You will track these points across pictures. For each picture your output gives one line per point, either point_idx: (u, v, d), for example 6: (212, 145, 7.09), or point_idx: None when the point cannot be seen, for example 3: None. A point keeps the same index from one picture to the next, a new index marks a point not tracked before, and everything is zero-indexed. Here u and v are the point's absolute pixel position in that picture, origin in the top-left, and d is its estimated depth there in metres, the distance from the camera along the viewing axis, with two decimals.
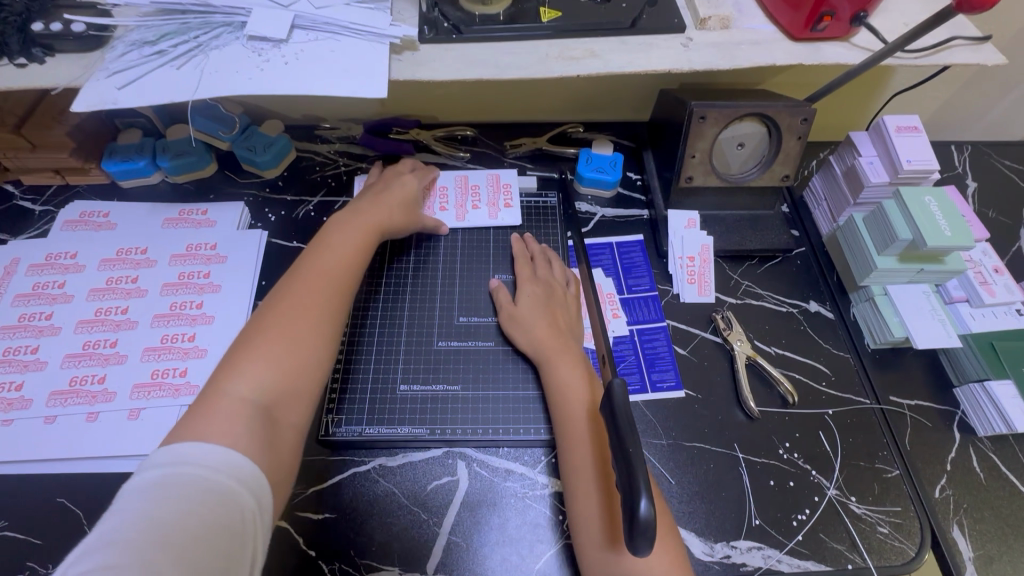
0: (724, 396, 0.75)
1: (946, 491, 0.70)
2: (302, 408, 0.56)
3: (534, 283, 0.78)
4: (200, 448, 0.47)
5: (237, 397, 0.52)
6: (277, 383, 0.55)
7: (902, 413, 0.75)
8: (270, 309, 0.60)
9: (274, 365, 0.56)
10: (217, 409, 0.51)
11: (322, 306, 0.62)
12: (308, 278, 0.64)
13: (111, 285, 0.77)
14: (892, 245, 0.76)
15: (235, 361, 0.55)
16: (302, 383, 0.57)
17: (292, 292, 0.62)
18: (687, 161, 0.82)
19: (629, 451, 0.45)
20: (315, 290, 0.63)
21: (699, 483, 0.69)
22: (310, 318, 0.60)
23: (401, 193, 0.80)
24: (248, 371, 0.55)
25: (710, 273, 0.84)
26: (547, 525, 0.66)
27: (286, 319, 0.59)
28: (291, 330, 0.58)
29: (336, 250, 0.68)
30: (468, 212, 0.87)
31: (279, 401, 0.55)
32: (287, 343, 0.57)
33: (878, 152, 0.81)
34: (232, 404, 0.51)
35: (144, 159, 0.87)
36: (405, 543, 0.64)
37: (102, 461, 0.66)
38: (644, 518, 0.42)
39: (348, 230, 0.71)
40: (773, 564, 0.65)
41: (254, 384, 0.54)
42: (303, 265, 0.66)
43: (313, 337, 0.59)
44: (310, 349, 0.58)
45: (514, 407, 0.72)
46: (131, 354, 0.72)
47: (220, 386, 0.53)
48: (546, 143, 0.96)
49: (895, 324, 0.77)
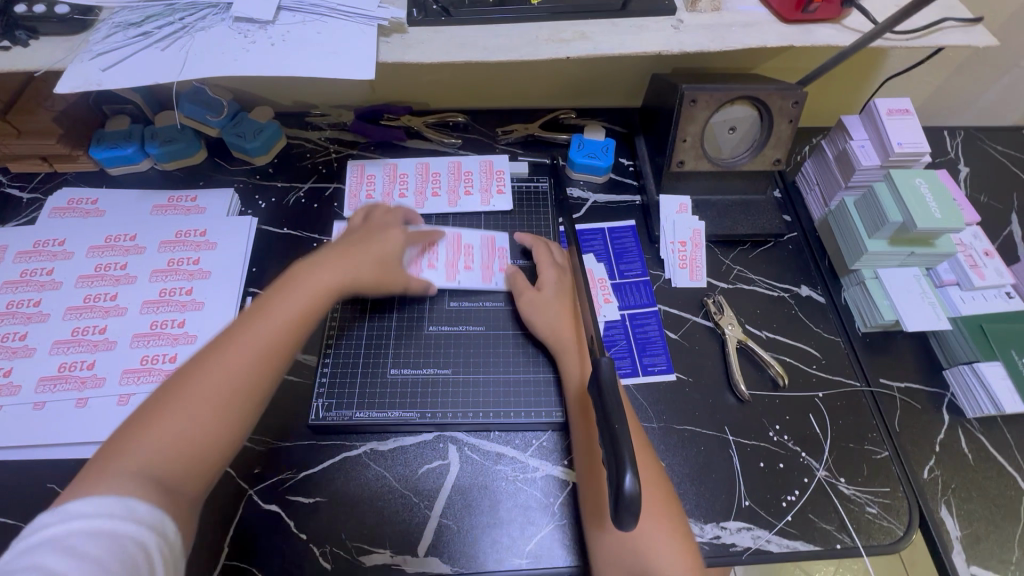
0: (715, 379, 0.76)
1: (935, 472, 0.70)
2: (204, 481, 0.51)
3: (554, 271, 0.77)
4: (93, 503, 0.43)
5: (126, 476, 0.46)
6: (173, 469, 0.48)
7: (892, 396, 0.75)
8: (186, 378, 0.52)
9: (177, 444, 0.49)
10: (106, 485, 0.45)
11: (246, 381, 0.54)
12: (233, 347, 0.54)
13: (100, 271, 0.76)
14: (883, 227, 0.76)
15: (131, 437, 0.49)
16: (209, 463, 0.51)
17: (214, 360, 0.54)
18: (679, 145, 0.81)
19: (615, 428, 0.45)
20: (240, 362, 0.54)
21: (689, 466, 0.69)
22: (225, 388, 0.52)
23: (385, 243, 0.72)
24: (143, 451, 0.48)
25: (702, 258, 0.84)
26: (537, 507, 0.66)
27: (197, 396, 0.51)
28: (205, 406, 0.51)
29: (274, 308, 0.59)
30: (458, 272, 0.79)
31: (183, 480, 0.49)
32: (197, 421, 0.51)
33: (870, 135, 0.81)
34: (119, 485, 0.45)
35: (132, 146, 0.86)
36: (397, 527, 0.64)
37: (92, 446, 0.66)
38: (629, 493, 0.41)
39: (306, 280, 0.62)
40: (762, 544, 0.65)
41: (145, 461, 0.48)
42: (236, 322, 0.57)
43: (223, 419, 0.52)
44: (223, 429, 0.52)
45: (505, 392, 0.72)
46: (121, 340, 0.71)
47: (111, 463, 0.47)
48: (538, 129, 0.95)
49: (885, 307, 0.77)
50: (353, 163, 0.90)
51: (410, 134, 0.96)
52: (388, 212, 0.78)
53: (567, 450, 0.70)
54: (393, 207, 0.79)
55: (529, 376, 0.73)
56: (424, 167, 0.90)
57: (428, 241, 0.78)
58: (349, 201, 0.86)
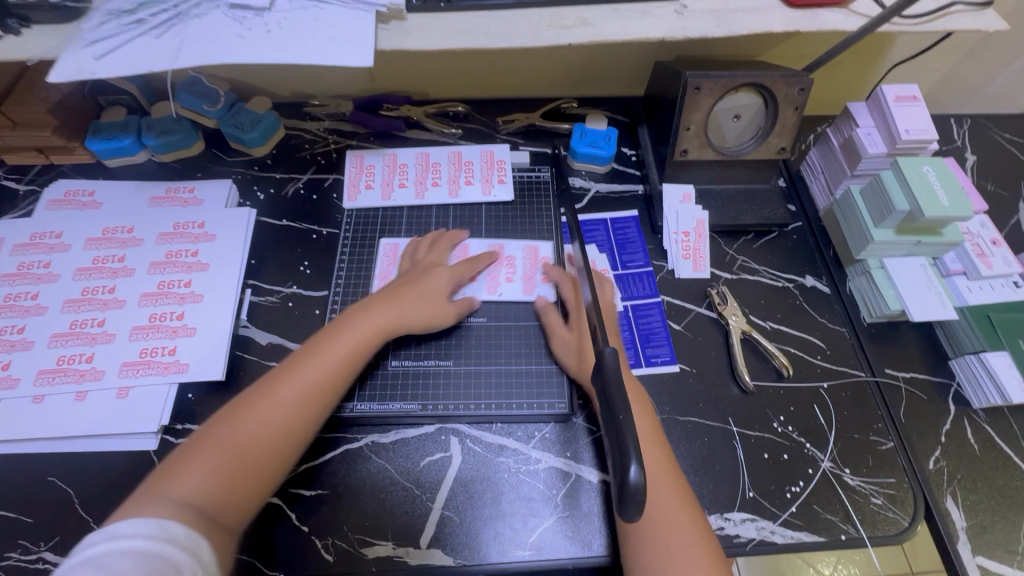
0: (719, 370, 0.75)
1: (941, 462, 0.70)
2: (242, 511, 0.53)
3: (587, 310, 0.73)
4: (136, 524, 0.44)
5: (170, 498, 0.49)
6: (211, 499, 0.51)
7: (898, 386, 0.75)
8: (235, 415, 0.56)
9: (219, 473, 0.52)
10: (150, 504, 0.48)
11: (289, 419, 0.57)
12: (279, 388, 0.58)
13: (97, 264, 0.76)
14: (889, 216, 0.75)
15: (178, 465, 0.52)
16: (246, 496, 0.53)
17: (261, 399, 0.57)
18: (682, 133, 0.80)
19: (620, 418, 0.44)
20: (284, 401, 0.58)
21: (692, 457, 0.69)
22: (272, 417, 0.57)
23: (426, 284, 0.72)
24: (186, 478, 0.51)
25: (705, 248, 0.83)
26: (540, 499, 0.66)
27: (244, 429, 0.55)
28: (249, 440, 0.55)
29: (318, 353, 0.62)
30: (500, 285, 0.78)
31: (221, 509, 0.51)
32: (244, 448, 0.54)
33: (876, 122, 0.79)
34: (161, 506, 0.48)
35: (129, 137, 0.85)
36: (399, 519, 0.64)
37: (93, 439, 0.65)
38: (634, 483, 0.40)
39: (352, 327, 0.65)
40: (766, 535, 0.65)
41: (194, 481, 0.51)
42: (282, 365, 0.61)
43: (264, 455, 0.55)
44: (262, 463, 0.55)
45: (503, 382, 0.72)
46: (119, 333, 0.71)
47: (159, 487, 0.50)
48: (539, 118, 0.94)
49: (891, 297, 0.76)
50: (352, 153, 0.89)
51: (410, 124, 0.95)
52: (432, 248, 0.78)
53: (570, 442, 0.69)
54: (438, 239, 0.79)
55: (535, 367, 0.73)
56: (424, 158, 0.89)
57: (473, 267, 0.76)
58: (348, 191, 0.85)
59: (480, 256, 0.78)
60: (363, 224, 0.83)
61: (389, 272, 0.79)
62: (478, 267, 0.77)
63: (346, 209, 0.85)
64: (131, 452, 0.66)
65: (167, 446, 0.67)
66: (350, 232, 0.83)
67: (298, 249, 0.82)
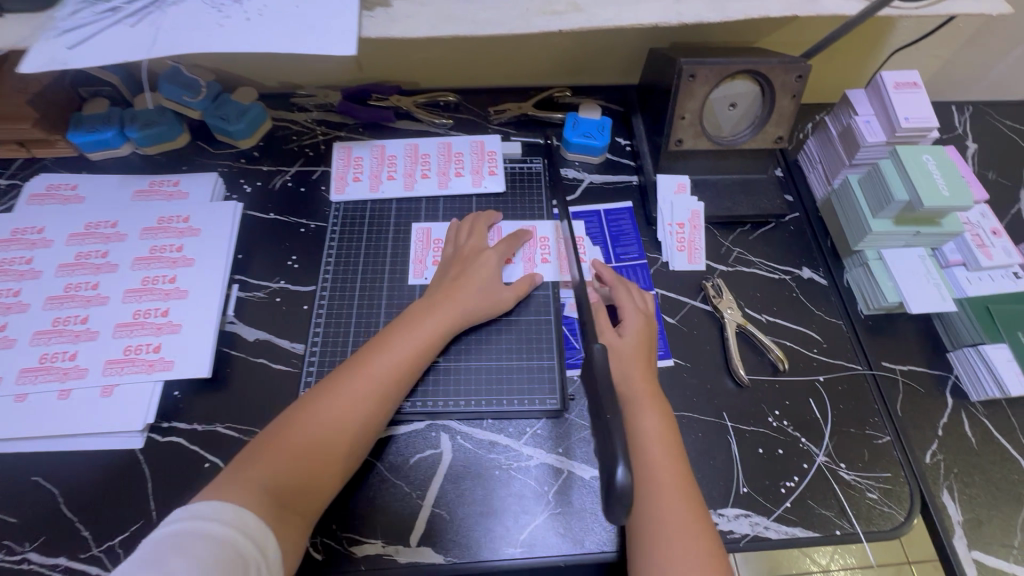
0: (714, 364, 0.74)
1: (938, 456, 0.69)
2: (316, 500, 0.57)
3: (639, 318, 0.70)
4: (215, 506, 0.50)
5: (255, 483, 0.53)
6: (290, 487, 0.55)
7: (895, 379, 0.74)
8: (312, 408, 0.60)
9: (297, 463, 0.56)
10: (236, 488, 0.52)
11: (361, 416, 0.61)
12: (353, 385, 0.62)
13: (80, 260, 0.74)
14: (888, 206, 0.73)
15: (263, 450, 0.56)
16: (320, 486, 0.57)
17: (336, 394, 0.61)
18: (677, 123, 0.78)
19: (608, 418, 0.43)
20: (357, 399, 0.61)
21: (686, 452, 0.68)
22: (343, 415, 0.60)
23: (480, 277, 0.72)
24: (268, 465, 0.55)
25: (700, 240, 0.82)
26: (532, 497, 0.65)
27: (320, 422, 0.59)
28: (324, 434, 0.59)
29: (389, 351, 0.65)
30: (537, 265, 0.78)
31: (297, 497, 0.55)
32: (317, 442, 0.58)
33: (876, 110, 0.77)
34: (246, 491, 0.52)
35: (112, 129, 0.83)
36: (389, 517, 0.63)
37: (77, 438, 0.64)
38: (622, 485, 0.39)
39: (419, 326, 0.67)
40: (760, 531, 0.64)
41: (273, 471, 0.55)
42: (355, 360, 0.64)
43: (337, 449, 0.59)
44: (334, 456, 0.59)
45: (492, 379, 0.70)
46: (103, 330, 0.70)
47: (246, 469, 0.55)
48: (532, 109, 0.93)
49: (889, 288, 0.75)
50: (339, 145, 0.87)
51: (399, 114, 0.93)
52: (473, 232, 0.77)
53: (563, 438, 0.68)
54: (476, 220, 0.79)
55: (533, 364, 0.72)
56: (413, 149, 0.87)
57: (514, 245, 0.77)
58: (336, 184, 0.84)
59: (518, 233, 0.78)
60: (351, 218, 0.82)
61: (424, 256, 0.79)
62: (517, 247, 0.78)
63: (334, 202, 0.83)
64: (116, 451, 0.65)
65: (152, 444, 0.66)
66: (338, 226, 0.81)
67: (286, 243, 0.81)
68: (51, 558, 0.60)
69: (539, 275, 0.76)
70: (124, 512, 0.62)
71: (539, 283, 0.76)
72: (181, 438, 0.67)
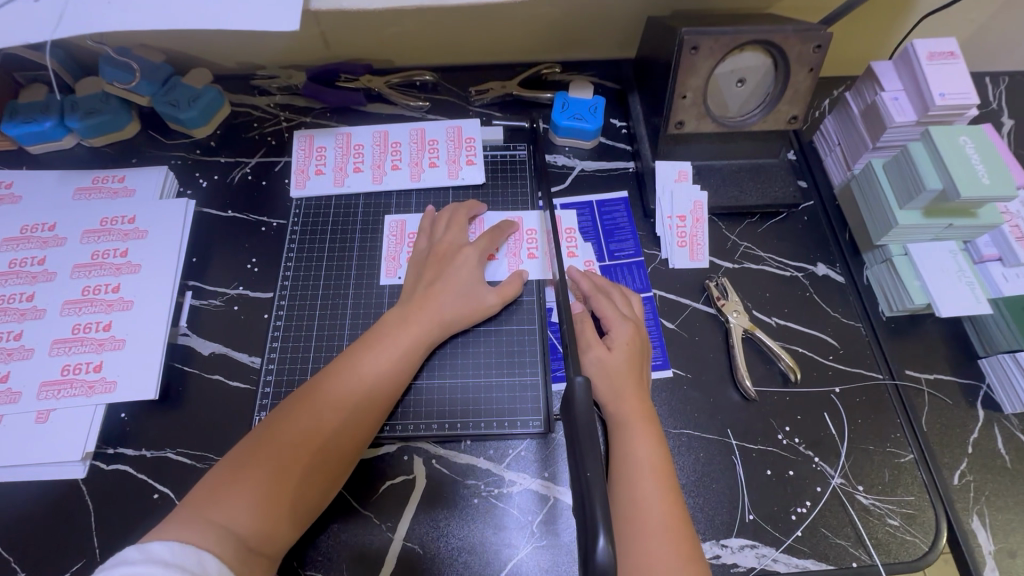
0: (718, 375, 0.67)
1: (967, 477, 0.62)
2: (286, 538, 0.50)
3: (628, 326, 0.62)
4: (176, 548, 0.42)
5: (214, 525, 0.46)
6: (256, 527, 0.48)
7: (919, 390, 0.66)
8: (278, 434, 0.53)
9: (262, 499, 0.49)
10: (192, 532, 0.45)
11: (334, 442, 0.54)
12: (324, 405, 0.55)
13: (14, 268, 0.67)
14: (918, 196, 0.65)
15: (220, 486, 0.49)
16: (290, 523, 0.51)
17: (305, 418, 0.54)
18: (678, 102, 0.69)
19: (587, 476, 0.40)
20: (330, 422, 0.54)
21: (686, 475, 0.61)
22: (314, 441, 0.53)
23: (459, 279, 0.64)
24: (227, 504, 0.48)
25: (703, 234, 0.74)
26: (513, 529, 0.58)
27: (289, 450, 0.52)
28: (293, 463, 0.51)
29: (363, 366, 0.58)
30: (522, 262, 0.70)
31: (263, 539, 0.48)
32: (286, 474, 0.51)
33: (905, 84, 0.69)
34: (204, 536, 0.45)
35: (51, 120, 0.75)
36: (356, 554, 0.57)
37: (10, 469, 0.58)
38: (603, 561, 0.36)
39: (396, 337, 0.60)
40: (768, 564, 0.58)
41: (236, 512, 0.48)
42: (322, 377, 0.57)
43: (308, 480, 0.52)
44: (304, 489, 0.52)
45: (470, 397, 0.64)
46: (38, 348, 0.63)
47: (201, 510, 0.47)
48: (517, 87, 0.83)
49: (915, 289, 0.67)
50: (301, 133, 0.79)
51: (371, 97, 0.84)
52: (452, 225, 0.69)
53: (549, 462, 0.62)
54: (455, 212, 0.70)
55: (517, 379, 0.65)
56: (382, 136, 0.78)
57: (496, 240, 0.69)
58: (297, 177, 0.76)
59: (501, 225, 0.70)
60: (314, 215, 0.74)
61: (397, 253, 0.71)
62: (500, 241, 0.70)
63: (295, 198, 0.75)
64: (56, 483, 0.59)
65: (96, 473, 0.60)
66: (300, 225, 0.73)
67: (245, 244, 0.73)
68: None
69: (525, 272, 0.68)
70: (63, 550, 0.57)
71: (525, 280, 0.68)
72: (128, 465, 0.60)
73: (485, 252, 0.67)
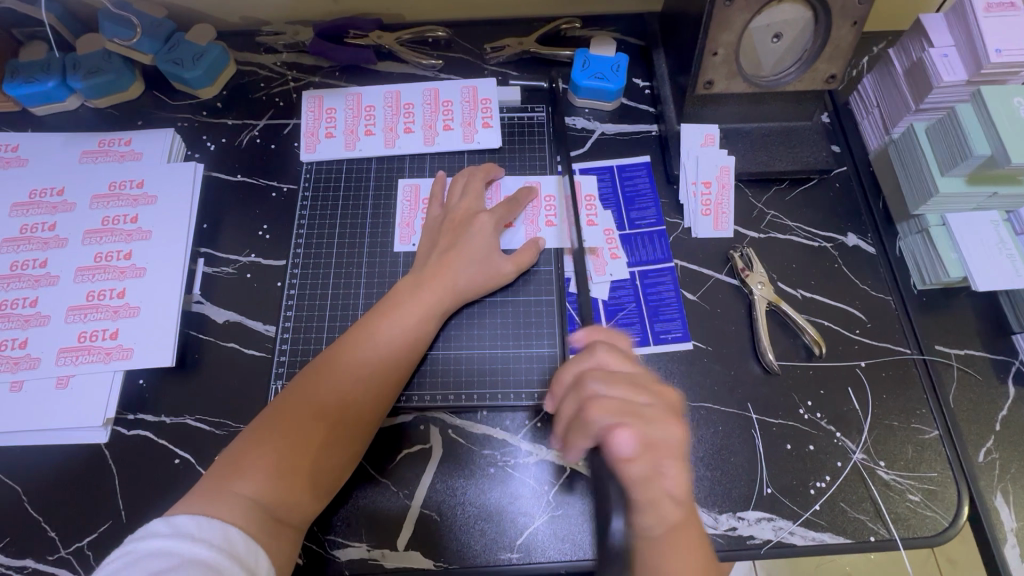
0: (740, 348, 0.65)
1: (992, 455, 0.61)
2: (311, 509, 0.51)
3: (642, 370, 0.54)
4: (203, 523, 0.44)
5: (239, 497, 0.47)
6: (281, 494, 0.49)
7: (948, 365, 0.64)
8: (297, 405, 0.53)
9: (283, 470, 0.49)
10: (216, 505, 0.46)
11: (352, 413, 0.54)
12: (341, 377, 0.54)
13: (26, 233, 0.67)
14: (962, 163, 0.61)
15: (242, 458, 0.49)
16: (314, 492, 0.51)
17: (323, 390, 0.53)
18: (708, 60, 0.65)
19: None
20: (348, 393, 0.54)
21: (704, 448, 0.60)
22: (332, 413, 0.53)
23: (474, 246, 0.62)
24: (250, 474, 0.48)
25: (729, 202, 0.70)
26: (528, 497, 0.59)
27: (308, 422, 0.52)
28: (312, 435, 0.51)
29: (378, 337, 0.57)
30: (540, 230, 0.68)
31: (288, 508, 0.49)
32: (308, 445, 0.51)
33: (956, 40, 0.64)
34: (228, 508, 0.46)
35: (53, 80, 0.72)
36: (374, 517, 0.58)
37: (32, 434, 0.59)
38: None
39: (410, 305, 0.59)
40: (784, 537, 0.57)
41: (260, 481, 0.48)
42: (337, 349, 0.56)
43: (329, 450, 0.52)
44: (326, 460, 0.52)
45: (485, 369, 0.63)
46: (55, 315, 0.63)
47: (225, 482, 0.48)
48: (535, 44, 0.79)
49: (951, 261, 0.64)
50: (309, 93, 0.76)
51: (382, 54, 0.80)
52: (468, 191, 0.66)
53: None
54: (471, 177, 0.68)
55: (533, 351, 0.64)
56: (394, 97, 0.75)
57: (514, 207, 0.66)
58: (306, 141, 0.73)
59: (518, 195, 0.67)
60: (325, 180, 0.72)
61: (412, 218, 0.69)
62: (517, 209, 0.67)
63: (305, 162, 0.73)
64: (79, 446, 0.60)
65: (116, 439, 0.61)
66: (310, 191, 0.71)
67: (255, 210, 0.72)
68: (17, 560, 0.56)
69: (543, 240, 0.66)
70: (90, 511, 0.58)
71: (542, 248, 0.66)
72: (148, 431, 0.61)
73: (501, 220, 0.65)
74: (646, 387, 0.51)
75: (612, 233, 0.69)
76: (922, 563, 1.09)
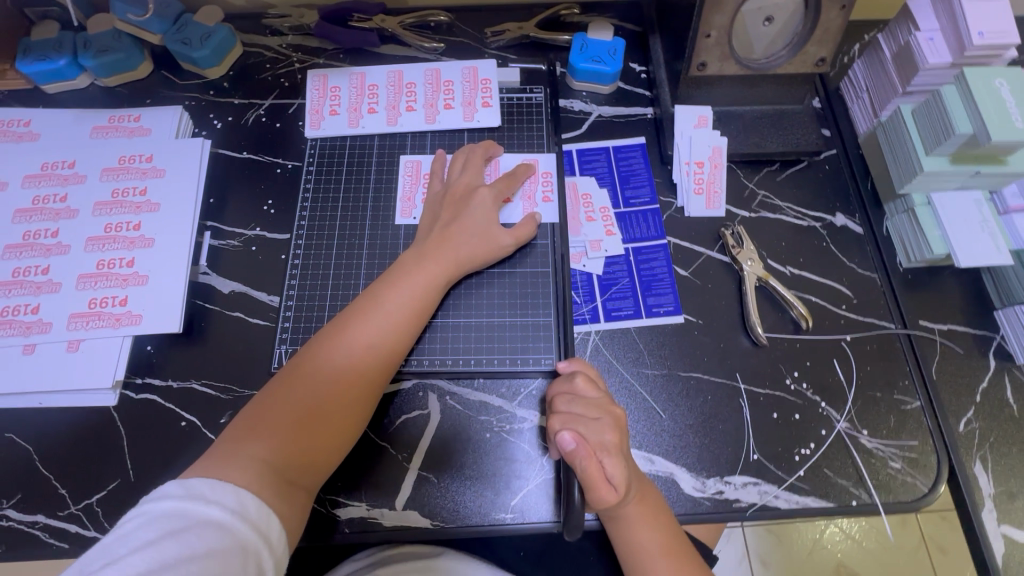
0: (729, 321, 0.67)
1: (972, 425, 0.63)
2: (321, 469, 0.53)
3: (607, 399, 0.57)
4: (216, 486, 0.45)
5: (252, 460, 0.49)
6: (292, 456, 0.51)
7: (932, 339, 0.66)
8: (307, 373, 0.55)
9: (294, 434, 0.52)
10: (227, 468, 0.48)
11: (359, 379, 0.56)
12: (352, 343, 0.56)
13: (38, 205, 0.69)
14: (946, 141, 0.63)
15: (256, 421, 0.52)
16: (325, 456, 0.53)
17: (331, 357, 0.56)
18: (701, 42, 0.67)
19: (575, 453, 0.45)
20: (355, 361, 0.56)
21: (693, 417, 0.63)
22: (340, 379, 0.55)
23: (474, 220, 0.65)
24: (264, 437, 0.51)
25: (721, 181, 0.72)
26: (523, 462, 0.61)
27: (318, 388, 0.54)
28: (321, 400, 0.54)
29: (383, 306, 0.59)
30: (537, 205, 0.70)
31: (298, 470, 0.51)
32: (317, 410, 0.53)
33: (942, 24, 0.66)
34: (238, 471, 0.48)
35: (64, 58, 0.74)
36: (372, 479, 0.60)
37: (43, 395, 0.62)
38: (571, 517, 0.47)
39: (414, 277, 0.61)
40: (770, 500, 0.59)
41: (272, 443, 0.51)
42: (344, 318, 0.58)
43: (338, 415, 0.54)
44: (335, 424, 0.54)
45: (483, 337, 0.65)
46: (65, 282, 0.65)
47: (238, 445, 0.50)
48: (534, 29, 0.81)
49: (935, 238, 0.66)
50: (314, 73, 0.78)
51: (384, 37, 0.82)
52: (467, 166, 0.68)
53: None
54: (471, 153, 0.69)
55: (530, 321, 0.66)
56: (397, 76, 0.77)
57: (512, 183, 0.68)
58: (311, 118, 0.75)
59: (516, 171, 0.69)
60: (329, 156, 0.74)
61: (413, 193, 0.71)
62: (516, 184, 0.69)
63: (310, 139, 0.75)
64: (89, 408, 0.62)
65: (126, 402, 0.63)
66: (314, 167, 0.73)
67: (260, 186, 0.74)
68: (29, 515, 0.58)
69: (540, 215, 0.68)
70: (99, 471, 0.60)
71: (538, 222, 0.68)
72: (156, 395, 0.63)
73: (499, 195, 0.67)
74: (601, 406, 0.56)
75: (608, 211, 0.71)
76: (913, 550, 1.11)
